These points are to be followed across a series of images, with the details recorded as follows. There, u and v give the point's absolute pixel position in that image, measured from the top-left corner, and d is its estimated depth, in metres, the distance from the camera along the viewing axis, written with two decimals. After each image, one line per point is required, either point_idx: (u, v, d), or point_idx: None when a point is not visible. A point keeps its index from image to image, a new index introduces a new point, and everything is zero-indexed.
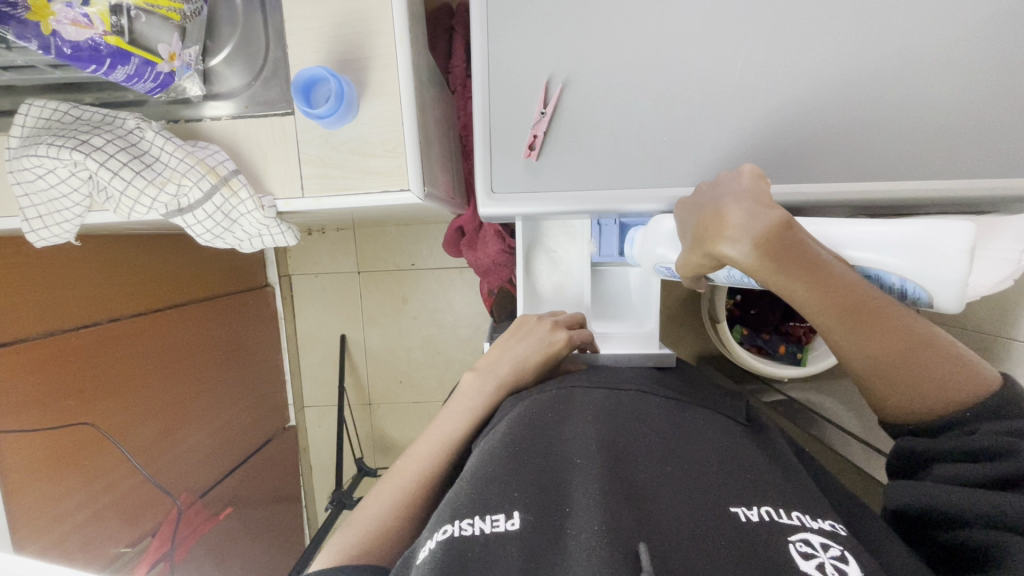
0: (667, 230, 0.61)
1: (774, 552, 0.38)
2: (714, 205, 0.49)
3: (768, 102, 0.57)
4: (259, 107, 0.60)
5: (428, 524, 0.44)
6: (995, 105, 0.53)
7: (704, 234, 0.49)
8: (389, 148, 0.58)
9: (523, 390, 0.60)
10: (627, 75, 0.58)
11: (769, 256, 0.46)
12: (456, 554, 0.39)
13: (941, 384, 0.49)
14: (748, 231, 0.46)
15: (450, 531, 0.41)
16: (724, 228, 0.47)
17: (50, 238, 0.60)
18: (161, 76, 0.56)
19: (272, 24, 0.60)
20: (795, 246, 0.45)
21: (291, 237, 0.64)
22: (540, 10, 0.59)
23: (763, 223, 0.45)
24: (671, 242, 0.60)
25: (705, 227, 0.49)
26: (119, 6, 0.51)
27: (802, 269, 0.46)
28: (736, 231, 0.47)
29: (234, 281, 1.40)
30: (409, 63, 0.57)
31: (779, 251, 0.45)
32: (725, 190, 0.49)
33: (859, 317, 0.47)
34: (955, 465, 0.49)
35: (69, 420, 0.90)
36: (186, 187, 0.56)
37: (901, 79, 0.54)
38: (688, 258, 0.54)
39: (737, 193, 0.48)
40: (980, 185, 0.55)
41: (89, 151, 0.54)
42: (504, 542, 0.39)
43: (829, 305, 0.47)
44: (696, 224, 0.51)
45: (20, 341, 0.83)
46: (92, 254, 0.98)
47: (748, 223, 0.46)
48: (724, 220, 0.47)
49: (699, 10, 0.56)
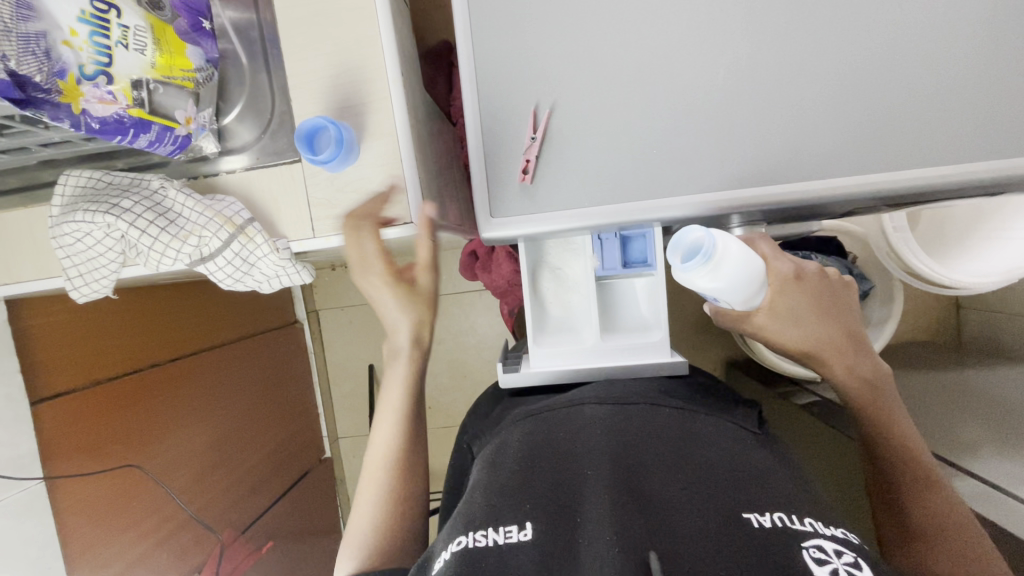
0: (731, 267, 0.54)
1: (787, 559, 0.38)
2: (838, 310, 0.61)
3: (753, 107, 0.58)
4: (269, 157, 0.64)
5: (444, 535, 0.45)
6: (981, 88, 0.54)
7: (804, 338, 0.60)
8: (391, 185, 0.62)
9: (530, 409, 0.59)
10: (611, 95, 0.61)
11: (867, 385, 0.62)
12: (470, 565, 0.40)
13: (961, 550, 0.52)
14: (860, 353, 0.62)
15: (464, 543, 0.42)
16: (848, 353, 0.61)
17: (90, 294, 0.65)
18: (179, 139, 0.60)
19: (276, 82, 0.65)
20: (884, 394, 0.62)
21: (306, 274, 0.68)
22: (523, 42, 0.62)
23: (859, 348, 0.62)
24: (733, 279, 0.55)
25: (816, 331, 0.60)
26: (140, 80, 0.54)
27: (891, 417, 0.61)
28: (853, 349, 0.62)
29: (266, 320, 1.45)
30: (403, 104, 0.61)
31: (873, 385, 0.62)
32: (847, 299, 0.63)
33: (920, 474, 0.57)
34: None
35: (115, 464, 0.95)
36: (206, 238, 0.61)
37: (882, 73, 0.55)
38: (766, 316, 0.60)
39: (849, 306, 0.62)
40: (975, 169, 0.55)
41: (119, 214, 0.59)
42: (516, 553, 0.40)
43: (897, 450, 0.59)
44: (805, 312, 0.59)
45: (65, 392, 0.88)
46: (131, 305, 1.04)
47: (854, 349, 0.62)
48: (851, 333, 0.62)
49: (676, 27, 0.58)
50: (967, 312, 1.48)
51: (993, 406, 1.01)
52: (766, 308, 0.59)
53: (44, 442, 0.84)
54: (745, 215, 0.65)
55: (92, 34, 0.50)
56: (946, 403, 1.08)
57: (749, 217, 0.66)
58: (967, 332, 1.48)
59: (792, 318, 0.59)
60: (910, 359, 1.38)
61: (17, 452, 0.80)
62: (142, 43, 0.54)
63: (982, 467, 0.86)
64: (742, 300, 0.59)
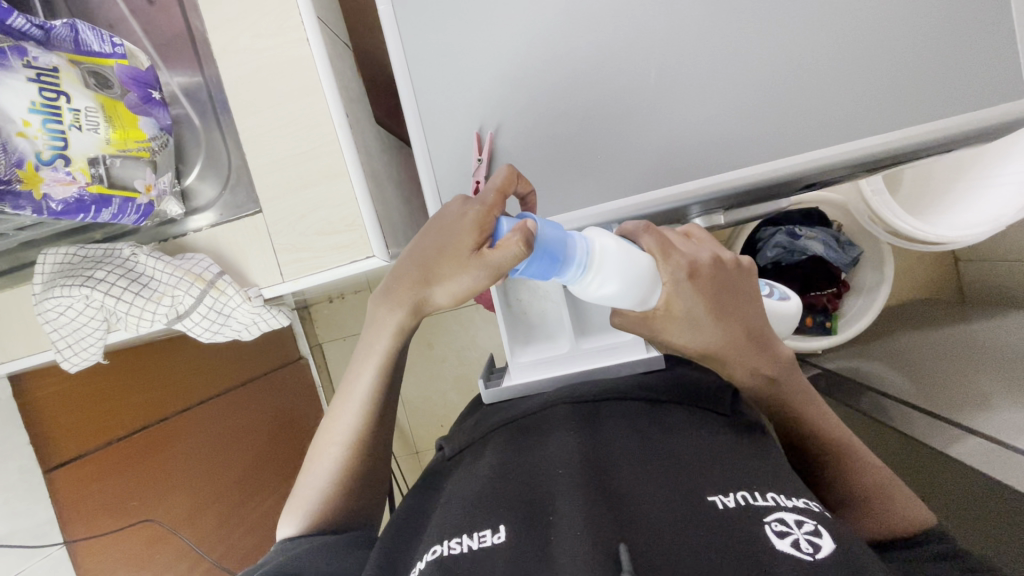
0: (615, 265, 0.48)
1: (749, 537, 0.39)
2: (732, 308, 0.56)
3: (679, 104, 0.61)
4: (232, 211, 0.67)
5: (423, 545, 0.47)
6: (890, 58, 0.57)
7: (700, 339, 0.56)
8: (349, 223, 0.64)
9: (510, 425, 0.60)
10: (548, 108, 0.63)
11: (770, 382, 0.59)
12: (446, 570, 0.41)
13: (890, 513, 0.53)
14: (761, 352, 0.59)
15: (440, 551, 0.44)
16: (747, 355, 0.58)
17: (81, 362, 0.66)
18: (142, 207, 0.62)
19: (230, 138, 0.68)
20: (792, 385, 0.60)
21: (281, 317, 0.70)
22: (457, 69, 0.65)
23: (757, 344, 0.58)
24: (622, 279, 0.48)
25: (706, 328, 0.55)
26: (96, 158, 0.56)
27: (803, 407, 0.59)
28: (751, 346, 0.58)
29: (275, 356, 1.45)
30: (352, 143, 0.64)
31: (779, 381, 0.59)
32: (746, 288, 0.58)
33: (836, 452, 0.57)
34: (913, 547, 0.50)
35: (132, 519, 0.98)
36: (179, 297, 0.63)
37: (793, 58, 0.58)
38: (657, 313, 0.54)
39: (750, 297, 0.58)
40: (885, 140, 0.58)
41: (94, 285, 0.62)
42: (490, 556, 0.42)
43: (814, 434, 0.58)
44: (698, 314, 0.54)
45: (81, 456, 0.91)
46: (136, 362, 1.07)
47: (750, 346, 0.58)
48: (750, 330, 0.58)
49: (600, 36, 0.61)
50: (966, 264, 1.46)
51: (994, 360, 1.00)
52: (661, 310, 0.54)
53: (63, 508, 0.87)
54: (689, 209, 0.67)
55: (45, 122, 0.52)
56: (948, 361, 1.07)
57: (698, 208, 0.67)
58: (968, 285, 1.47)
59: (690, 318, 0.54)
60: (912, 318, 1.36)
61: (34, 521, 0.83)
62: (95, 122, 0.56)
63: (984, 423, 0.85)
64: (640, 300, 0.51)
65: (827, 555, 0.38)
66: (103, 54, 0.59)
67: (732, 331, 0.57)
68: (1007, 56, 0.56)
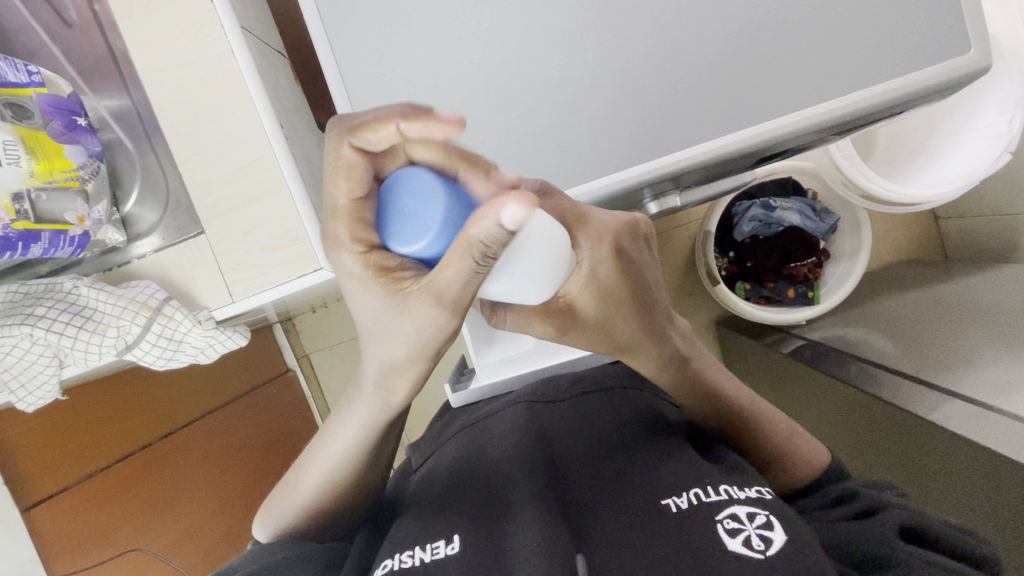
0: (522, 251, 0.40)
1: (700, 540, 0.40)
2: (646, 305, 0.49)
3: (619, 87, 0.59)
4: (174, 235, 0.66)
5: (377, 558, 0.46)
6: (830, 23, 0.56)
7: (602, 322, 0.48)
8: (294, 237, 0.62)
9: (470, 433, 0.60)
10: (486, 103, 0.61)
11: (682, 360, 0.54)
12: None
13: (807, 461, 0.55)
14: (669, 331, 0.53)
15: (390, 566, 0.43)
16: (653, 338, 0.51)
17: (38, 402, 0.64)
18: (77, 239, 0.61)
19: (168, 163, 0.67)
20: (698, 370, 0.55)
21: (239, 336, 0.69)
22: (390, 70, 0.63)
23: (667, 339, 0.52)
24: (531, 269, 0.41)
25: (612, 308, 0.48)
26: (20, 193, 0.55)
27: (718, 389, 0.55)
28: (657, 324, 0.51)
29: (267, 371, 1.38)
30: (288, 155, 0.62)
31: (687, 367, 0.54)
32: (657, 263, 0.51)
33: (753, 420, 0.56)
34: (819, 497, 0.53)
35: (116, 550, 0.98)
36: (126, 327, 0.62)
37: (730, 34, 0.57)
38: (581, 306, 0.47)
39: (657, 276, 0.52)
40: (830, 108, 0.57)
41: (35, 323, 0.60)
42: (443, 567, 0.41)
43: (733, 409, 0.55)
44: (605, 296, 0.47)
45: (58, 491, 0.90)
46: (121, 388, 1.04)
47: (654, 339, 0.51)
48: (658, 306, 0.51)
49: (531, 24, 0.59)
50: (947, 222, 1.44)
51: (976, 319, 0.99)
52: (574, 299, 0.46)
53: (44, 544, 0.87)
54: (641, 193, 0.65)
55: None
56: (932, 323, 1.05)
57: (650, 191, 0.66)
58: (949, 243, 1.45)
59: (601, 309, 0.47)
60: (894, 281, 1.35)
61: (16, 561, 0.83)
62: (15, 156, 0.54)
63: (964, 383, 0.84)
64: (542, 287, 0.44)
65: (778, 548, 0.39)
66: (20, 83, 0.57)
67: (642, 313, 0.49)
68: (945, 14, 0.55)
